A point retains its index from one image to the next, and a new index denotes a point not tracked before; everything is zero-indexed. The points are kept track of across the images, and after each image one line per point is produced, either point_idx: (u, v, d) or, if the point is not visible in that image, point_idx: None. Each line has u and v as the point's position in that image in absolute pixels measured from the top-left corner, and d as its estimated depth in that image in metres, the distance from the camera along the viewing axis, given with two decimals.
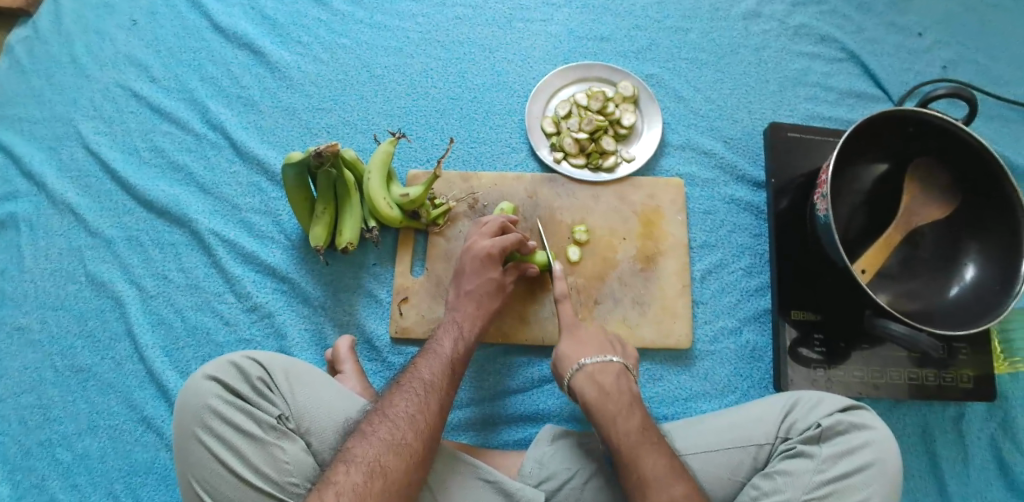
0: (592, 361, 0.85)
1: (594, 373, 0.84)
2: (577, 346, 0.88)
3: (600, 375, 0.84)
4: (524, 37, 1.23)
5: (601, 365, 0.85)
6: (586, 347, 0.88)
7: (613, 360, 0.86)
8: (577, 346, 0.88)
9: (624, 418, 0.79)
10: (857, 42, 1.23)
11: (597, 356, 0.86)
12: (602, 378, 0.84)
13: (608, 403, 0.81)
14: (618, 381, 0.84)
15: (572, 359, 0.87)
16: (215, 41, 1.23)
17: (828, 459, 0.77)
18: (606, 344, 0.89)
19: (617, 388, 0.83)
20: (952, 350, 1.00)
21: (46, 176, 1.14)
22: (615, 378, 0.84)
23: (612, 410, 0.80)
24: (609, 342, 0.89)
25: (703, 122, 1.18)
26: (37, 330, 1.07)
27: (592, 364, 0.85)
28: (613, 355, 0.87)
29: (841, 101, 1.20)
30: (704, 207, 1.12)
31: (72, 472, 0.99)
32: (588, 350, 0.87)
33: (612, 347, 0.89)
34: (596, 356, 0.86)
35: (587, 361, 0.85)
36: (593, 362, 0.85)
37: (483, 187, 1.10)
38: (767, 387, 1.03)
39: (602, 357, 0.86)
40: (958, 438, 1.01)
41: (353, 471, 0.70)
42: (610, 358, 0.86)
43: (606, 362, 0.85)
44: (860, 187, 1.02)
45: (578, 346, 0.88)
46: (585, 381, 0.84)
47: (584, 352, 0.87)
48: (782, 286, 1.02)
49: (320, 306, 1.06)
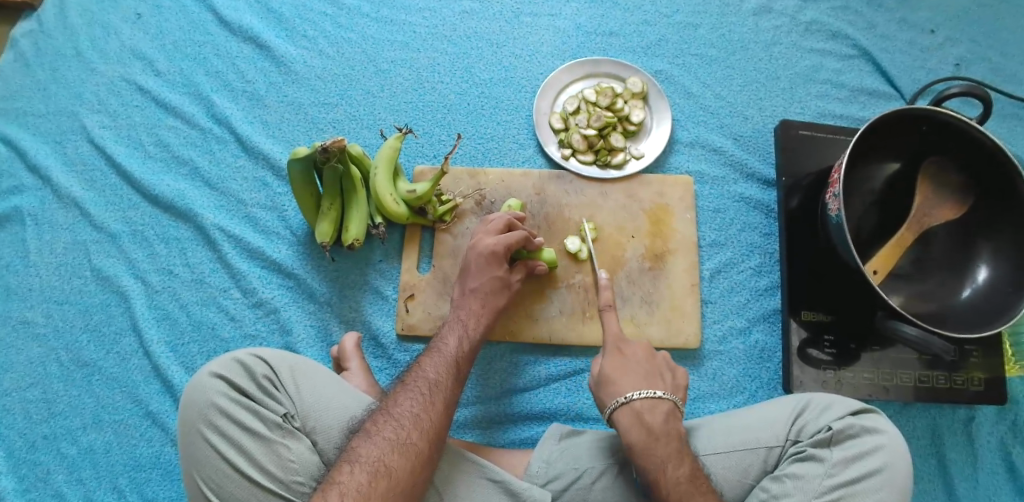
0: (639, 397, 0.80)
1: (642, 411, 0.79)
2: (622, 376, 0.83)
3: (648, 415, 0.79)
4: (532, 32, 1.21)
5: (649, 402, 0.80)
6: (633, 378, 0.83)
7: (662, 397, 0.81)
8: (622, 376, 0.83)
9: (674, 466, 0.75)
10: (869, 39, 1.22)
11: (644, 391, 0.81)
12: (651, 419, 0.79)
13: (657, 449, 0.76)
14: (667, 423, 0.79)
15: (619, 390, 0.82)
16: (220, 35, 1.22)
17: (839, 463, 0.76)
18: (653, 375, 0.84)
19: (666, 431, 0.78)
20: (963, 353, 0.99)
21: (51, 169, 1.14)
22: (663, 418, 0.79)
23: (661, 456, 0.76)
24: (655, 372, 0.84)
25: (713, 119, 1.16)
26: (42, 325, 1.06)
27: (638, 400, 0.80)
28: (662, 390, 0.81)
29: (852, 99, 1.18)
30: (713, 205, 1.11)
31: (76, 467, 0.99)
32: (634, 383, 0.82)
33: (659, 377, 0.84)
34: (643, 390, 0.81)
35: (634, 397, 0.80)
36: (641, 398, 0.80)
37: (491, 184, 1.09)
38: (776, 388, 1.02)
39: (651, 393, 0.80)
40: (967, 440, 1.00)
41: (357, 471, 0.69)
42: (660, 395, 0.81)
43: (654, 398, 0.80)
44: (873, 187, 1.01)
45: (625, 375, 0.83)
46: (630, 418, 0.79)
47: (631, 385, 0.82)
48: (792, 286, 1.01)
49: (326, 303, 1.05)
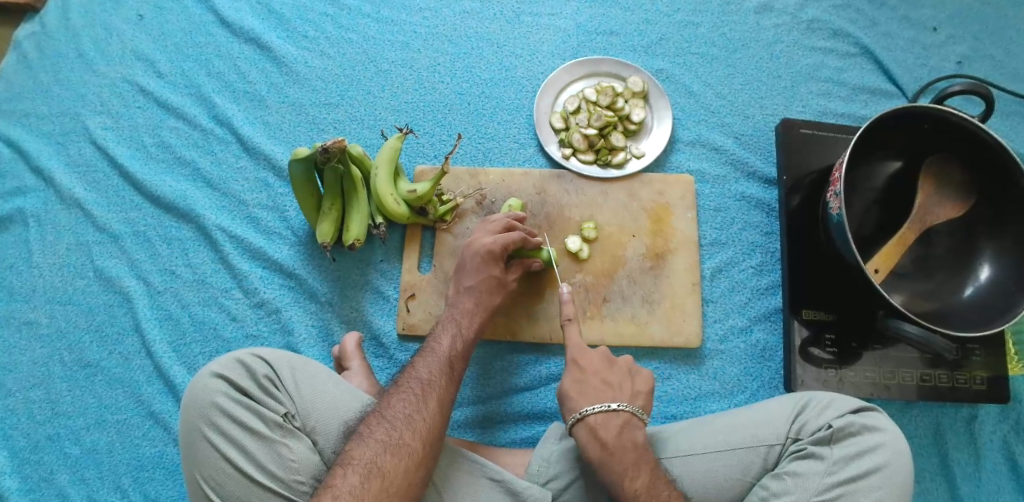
0: (593, 412, 0.80)
1: (597, 426, 0.79)
2: (578, 387, 0.83)
3: (602, 429, 0.79)
4: (532, 32, 1.21)
5: (603, 416, 0.79)
6: (590, 390, 0.82)
7: (617, 409, 0.80)
8: (580, 389, 0.83)
9: (630, 479, 0.76)
10: (871, 37, 1.21)
11: (599, 405, 0.80)
12: (605, 433, 0.78)
13: (614, 464, 0.77)
14: (621, 436, 0.79)
15: (575, 405, 0.81)
16: (221, 36, 1.23)
17: (839, 460, 0.76)
18: (611, 385, 0.83)
19: (621, 444, 0.78)
20: (965, 352, 0.98)
21: (54, 170, 1.15)
22: (617, 431, 0.79)
23: (617, 471, 0.76)
24: (613, 381, 0.84)
25: (714, 118, 1.16)
26: (46, 325, 1.07)
27: (592, 415, 0.80)
28: (616, 402, 0.81)
29: (854, 97, 1.18)
30: (714, 204, 1.11)
31: (80, 466, 0.99)
32: (591, 396, 0.82)
33: (616, 387, 0.83)
34: (598, 404, 0.80)
35: (589, 411, 0.80)
36: (595, 413, 0.79)
37: (491, 184, 1.09)
38: (777, 387, 1.02)
39: (604, 407, 0.80)
40: (970, 440, 0.99)
41: (349, 473, 0.69)
42: (614, 407, 0.80)
43: (608, 412, 0.80)
44: (874, 185, 1.01)
45: (581, 390, 0.83)
46: (586, 432, 0.79)
47: (586, 398, 0.82)
48: (793, 285, 1.01)
49: (327, 302, 1.05)
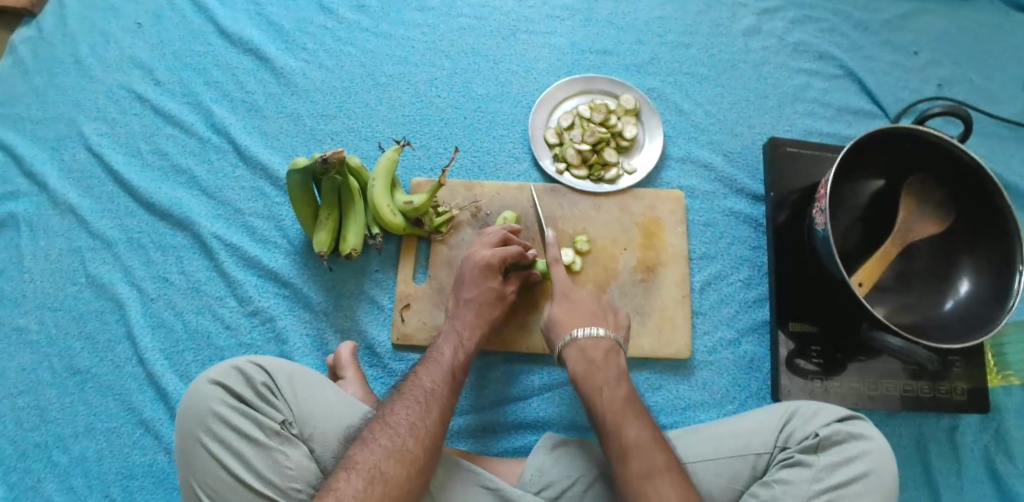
0: (584, 335, 0.87)
1: (586, 347, 0.87)
2: (568, 314, 0.91)
3: (590, 350, 0.86)
4: (527, 49, 1.24)
5: (592, 339, 0.87)
6: (580, 317, 0.90)
7: (604, 335, 0.88)
8: (570, 316, 0.90)
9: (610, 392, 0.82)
10: (854, 60, 1.26)
11: (588, 329, 0.88)
12: (593, 353, 0.86)
13: (596, 378, 0.84)
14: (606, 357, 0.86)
15: (567, 329, 0.89)
16: (220, 46, 1.24)
17: (826, 467, 0.77)
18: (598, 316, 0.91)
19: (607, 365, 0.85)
20: (946, 363, 1.01)
21: (47, 175, 1.15)
22: (604, 355, 0.86)
23: (599, 382, 0.83)
24: (601, 313, 0.92)
25: (704, 135, 1.19)
26: (35, 332, 1.06)
27: (583, 337, 0.87)
28: (603, 328, 0.89)
29: (839, 117, 1.22)
30: (703, 218, 1.14)
31: (67, 475, 0.98)
32: (580, 321, 0.90)
33: (603, 317, 0.91)
34: (586, 329, 0.88)
35: (579, 335, 0.88)
36: (584, 336, 0.87)
37: (486, 196, 1.11)
38: (766, 399, 1.04)
39: (592, 331, 0.88)
40: (952, 449, 1.02)
41: (353, 477, 0.70)
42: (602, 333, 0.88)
43: (597, 336, 0.87)
44: (856, 202, 1.04)
45: (572, 318, 0.90)
46: (574, 351, 0.87)
47: (576, 325, 0.89)
48: (779, 298, 1.04)
49: (321, 311, 1.06)
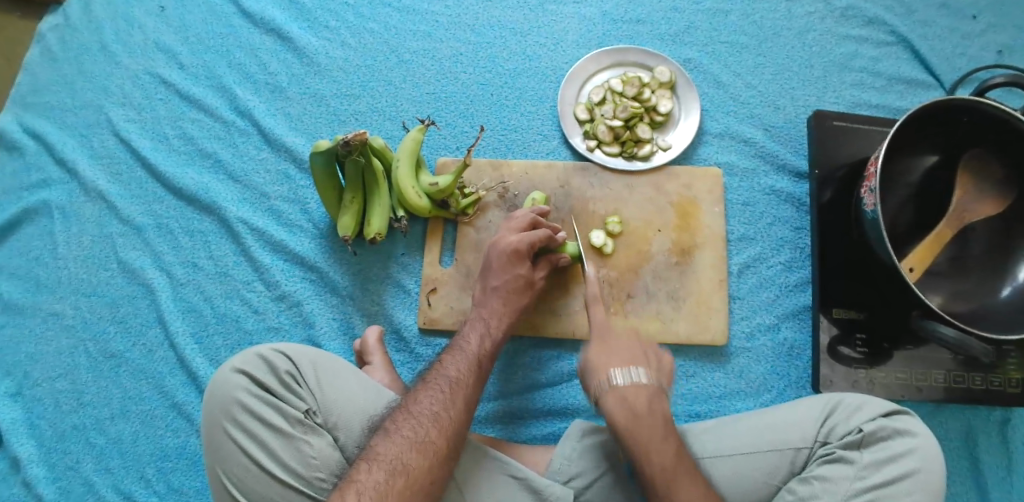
0: (601, 317, 0.86)
1: (604, 329, 0.85)
2: (605, 359, 0.81)
3: (608, 331, 0.84)
4: (556, 20, 1.19)
5: (614, 323, 0.85)
6: (618, 359, 0.81)
7: (646, 380, 0.78)
8: (593, 299, 0.88)
9: (623, 372, 0.80)
10: (907, 25, 1.17)
11: (611, 316, 0.86)
12: (611, 335, 0.84)
13: (641, 432, 0.75)
14: (626, 340, 0.83)
15: (587, 310, 0.88)
16: (242, 27, 1.22)
17: (869, 465, 0.74)
18: None
19: (624, 344, 0.83)
20: (1002, 353, 0.94)
21: (78, 163, 1.15)
22: (622, 334, 0.84)
23: (645, 441, 0.74)
24: (629, 299, 0.89)
25: (743, 109, 1.13)
26: (71, 317, 1.08)
27: (603, 320, 0.86)
28: (629, 314, 0.86)
29: (890, 87, 1.14)
30: (742, 198, 1.08)
31: (105, 455, 1.00)
32: (602, 303, 0.88)
33: (630, 304, 0.89)
34: (626, 370, 0.79)
35: (600, 317, 0.86)
36: (604, 318, 0.86)
37: (514, 176, 1.07)
38: (806, 388, 0.99)
39: (633, 375, 0.78)
40: (1004, 444, 0.97)
41: (374, 469, 0.69)
42: (624, 316, 0.86)
43: (616, 317, 0.85)
44: (910, 180, 0.97)
45: (593, 297, 0.89)
46: (594, 336, 0.85)
47: (598, 305, 0.88)
48: (823, 282, 0.99)
49: (348, 296, 1.05)
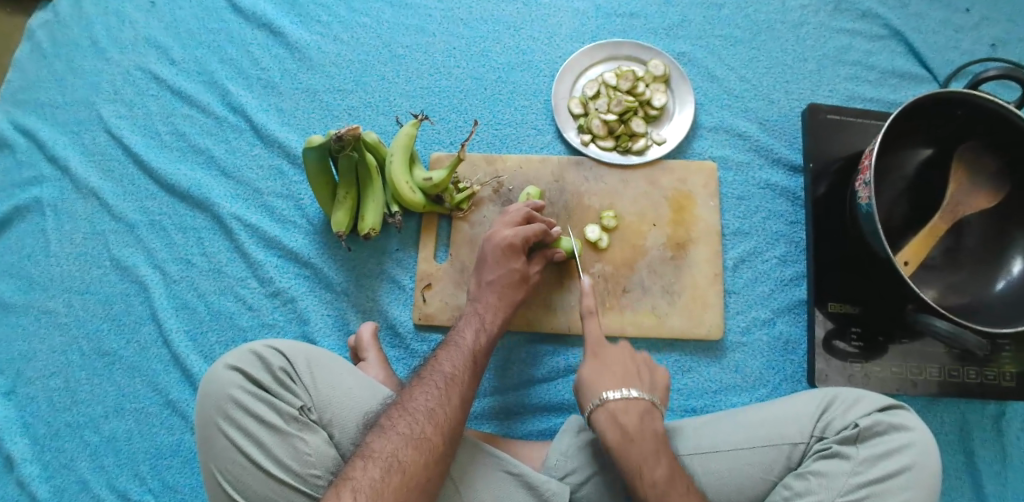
0: (614, 398, 0.77)
1: (617, 413, 0.76)
2: (599, 373, 0.80)
3: (622, 415, 0.76)
4: (550, 14, 1.18)
5: (625, 403, 0.77)
6: (611, 377, 0.80)
7: (638, 397, 0.77)
8: (601, 377, 0.80)
9: (650, 467, 0.73)
10: (901, 18, 1.16)
11: (620, 392, 0.78)
12: (626, 420, 0.76)
13: (632, 450, 0.74)
14: (642, 425, 0.76)
15: (595, 391, 0.79)
16: (234, 22, 1.21)
17: (865, 461, 0.74)
18: (631, 374, 0.80)
19: (642, 432, 0.75)
20: (996, 347, 0.94)
21: (70, 159, 1.14)
22: (638, 419, 0.76)
23: (637, 459, 0.74)
24: (635, 370, 0.81)
25: (738, 103, 1.13)
26: (63, 314, 1.07)
27: (614, 401, 0.77)
28: (637, 390, 0.78)
29: (884, 81, 1.14)
30: (737, 192, 1.08)
31: (99, 454, 1.00)
32: (613, 382, 0.79)
33: (638, 376, 0.80)
34: (619, 391, 0.78)
35: (611, 397, 0.77)
36: (616, 399, 0.77)
37: (509, 171, 1.07)
38: (801, 381, 1.00)
39: (625, 393, 0.77)
40: (997, 436, 0.97)
41: (370, 466, 0.68)
42: (634, 395, 0.78)
43: (630, 399, 0.77)
44: (903, 174, 0.97)
45: (602, 375, 0.80)
46: (605, 418, 0.77)
47: (607, 384, 0.79)
48: (818, 276, 0.99)
49: (343, 292, 1.04)
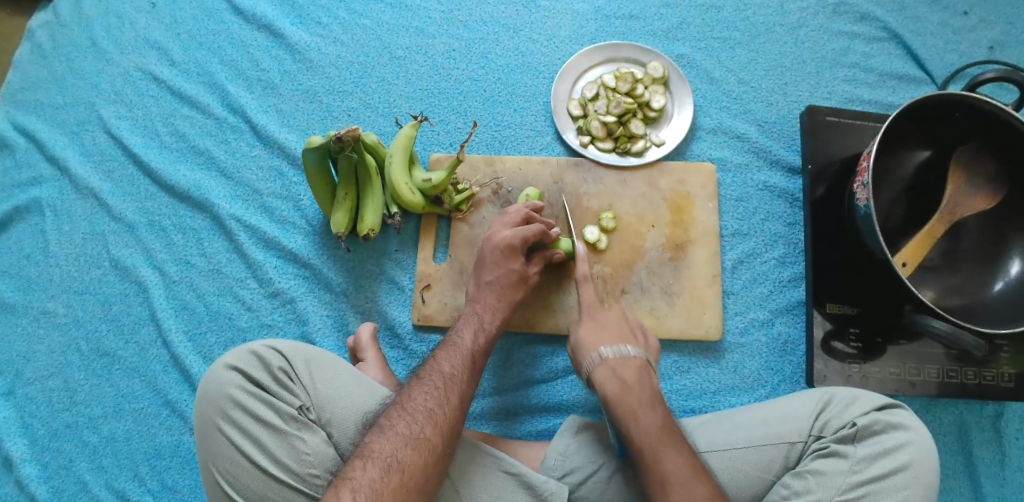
0: (612, 353, 0.84)
1: (616, 366, 0.83)
2: (596, 334, 0.88)
3: (621, 369, 0.83)
4: (549, 16, 1.19)
5: (623, 358, 0.84)
6: (609, 337, 0.87)
7: (634, 354, 0.85)
8: (597, 336, 0.87)
9: (646, 416, 0.77)
10: (899, 21, 1.17)
11: (618, 348, 0.85)
12: (624, 372, 0.83)
13: (630, 400, 0.79)
14: (639, 377, 0.82)
15: (593, 347, 0.86)
16: (235, 24, 1.21)
17: (863, 459, 0.74)
18: (626, 336, 0.88)
19: (639, 383, 0.82)
20: (993, 348, 0.95)
21: (69, 160, 1.14)
22: (636, 372, 0.83)
23: (633, 405, 0.79)
24: (629, 331, 0.89)
25: (736, 105, 1.13)
26: (62, 315, 1.07)
27: (613, 356, 0.84)
28: (634, 348, 0.85)
29: (882, 83, 1.14)
30: (736, 193, 1.08)
31: (98, 454, 1.00)
32: (609, 340, 0.87)
33: (631, 337, 0.88)
34: (616, 347, 0.85)
35: (608, 353, 0.84)
36: (614, 354, 0.84)
37: (508, 172, 1.07)
38: (799, 382, 1.00)
39: (622, 349, 0.85)
40: (995, 437, 0.97)
41: (369, 467, 0.68)
42: (631, 352, 0.85)
43: (627, 354, 0.84)
44: (902, 176, 0.97)
45: (599, 335, 0.87)
46: (605, 372, 0.83)
47: (604, 342, 0.86)
48: (817, 277, 0.99)
49: (342, 293, 1.04)
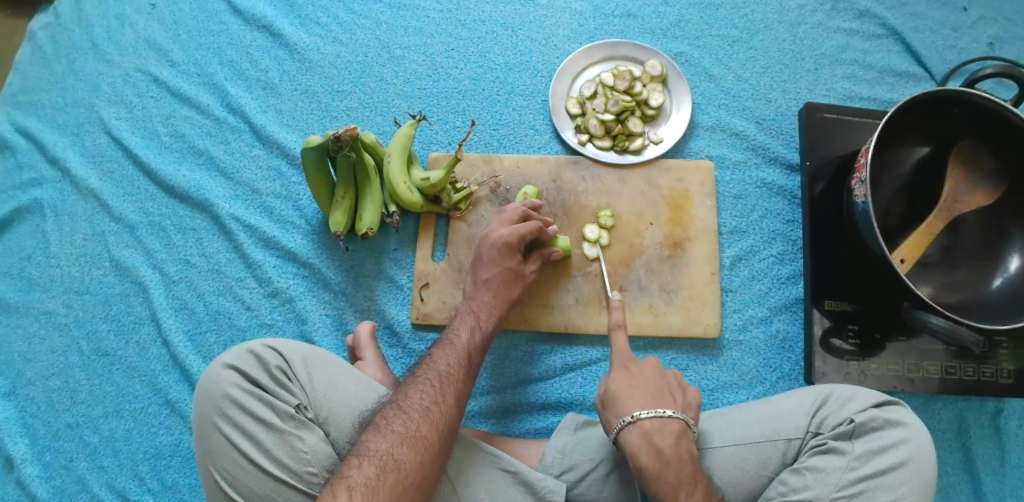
0: (646, 416, 0.75)
1: (651, 431, 0.74)
2: (629, 389, 0.79)
3: (657, 436, 0.74)
4: (547, 15, 1.19)
5: (658, 422, 0.75)
6: (641, 395, 0.78)
7: (671, 417, 0.76)
8: (630, 392, 0.79)
9: (686, 493, 0.71)
10: (898, 17, 1.17)
11: (652, 411, 0.76)
12: (659, 440, 0.74)
13: (669, 477, 0.72)
14: (677, 446, 0.74)
15: (625, 408, 0.77)
16: (234, 24, 1.21)
17: (861, 456, 0.74)
18: (661, 394, 0.79)
19: (677, 454, 0.73)
20: (992, 344, 0.94)
21: (70, 161, 1.15)
22: (673, 439, 0.74)
23: (673, 483, 0.72)
24: (665, 388, 0.80)
25: (735, 102, 1.13)
26: (63, 315, 1.07)
27: (646, 419, 0.75)
28: (671, 410, 0.77)
29: (880, 80, 1.14)
30: (734, 191, 1.08)
31: (98, 454, 1.00)
32: (643, 401, 0.77)
33: (668, 394, 0.79)
34: (651, 409, 0.76)
35: (643, 415, 0.75)
36: (649, 417, 0.75)
37: (506, 170, 1.07)
38: (798, 380, 1.00)
39: (659, 412, 0.76)
40: (995, 434, 0.97)
41: (365, 465, 0.69)
42: (668, 415, 0.76)
43: (662, 418, 0.75)
44: (901, 173, 0.97)
45: (632, 393, 0.78)
46: (637, 437, 0.74)
47: (637, 403, 0.77)
48: (815, 274, 0.99)
49: (341, 292, 1.05)
